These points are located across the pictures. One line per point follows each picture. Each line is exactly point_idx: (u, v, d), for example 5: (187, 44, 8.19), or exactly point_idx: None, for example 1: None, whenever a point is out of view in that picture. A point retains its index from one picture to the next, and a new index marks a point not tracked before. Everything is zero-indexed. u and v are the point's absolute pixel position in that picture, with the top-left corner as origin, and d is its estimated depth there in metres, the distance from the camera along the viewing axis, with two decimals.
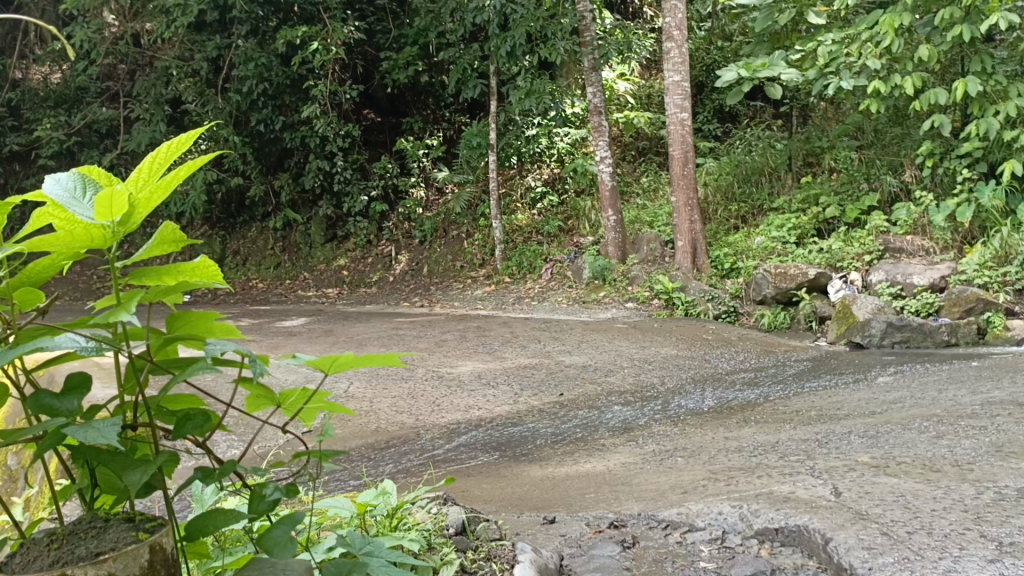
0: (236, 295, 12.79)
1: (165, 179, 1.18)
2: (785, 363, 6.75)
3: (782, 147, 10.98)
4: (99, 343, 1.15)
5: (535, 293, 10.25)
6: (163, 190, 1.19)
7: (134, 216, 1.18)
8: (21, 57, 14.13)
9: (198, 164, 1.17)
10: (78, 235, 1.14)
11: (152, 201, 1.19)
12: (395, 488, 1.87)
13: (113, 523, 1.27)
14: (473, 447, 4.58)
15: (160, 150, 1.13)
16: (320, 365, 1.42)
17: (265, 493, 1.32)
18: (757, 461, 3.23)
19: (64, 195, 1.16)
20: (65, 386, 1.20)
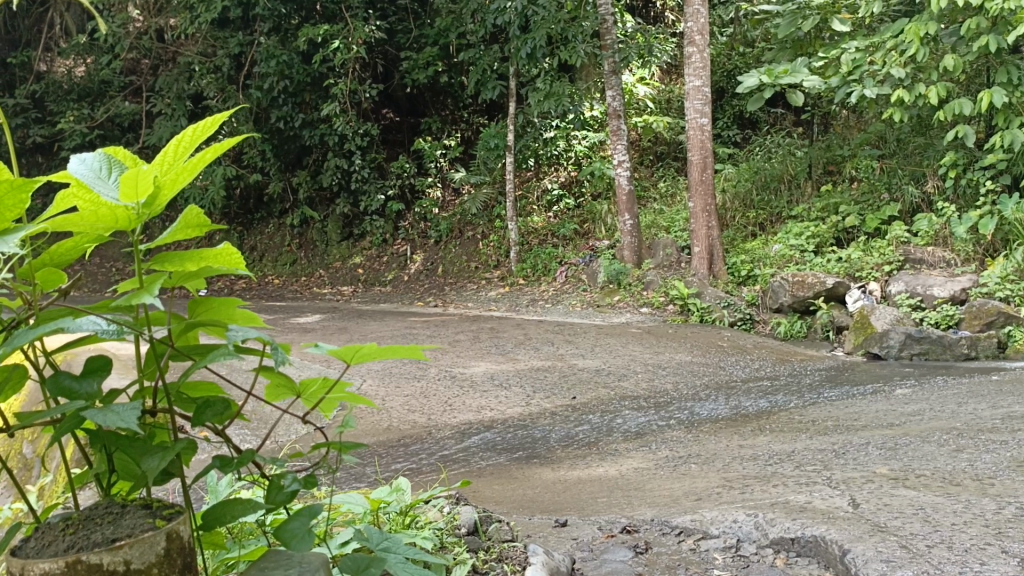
0: (251, 291, 12.84)
1: (190, 163, 1.17)
2: (801, 372, 6.70)
3: (802, 154, 10.90)
4: (120, 326, 1.15)
5: (550, 295, 10.23)
6: (188, 172, 1.18)
7: (158, 198, 1.18)
8: (47, 49, 14.29)
9: (222, 148, 1.16)
10: (102, 215, 1.15)
11: (177, 182, 1.19)
12: (409, 485, 1.88)
13: (129, 509, 1.26)
14: (485, 448, 4.56)
15: (185, 134, 1.12)
16: (341, 355, 1.42)
17: (284, 485, 1.31)
18: (772, 470, 3.20)
19: (89, 174, 1.15)
20: (85, 369, 1.20)
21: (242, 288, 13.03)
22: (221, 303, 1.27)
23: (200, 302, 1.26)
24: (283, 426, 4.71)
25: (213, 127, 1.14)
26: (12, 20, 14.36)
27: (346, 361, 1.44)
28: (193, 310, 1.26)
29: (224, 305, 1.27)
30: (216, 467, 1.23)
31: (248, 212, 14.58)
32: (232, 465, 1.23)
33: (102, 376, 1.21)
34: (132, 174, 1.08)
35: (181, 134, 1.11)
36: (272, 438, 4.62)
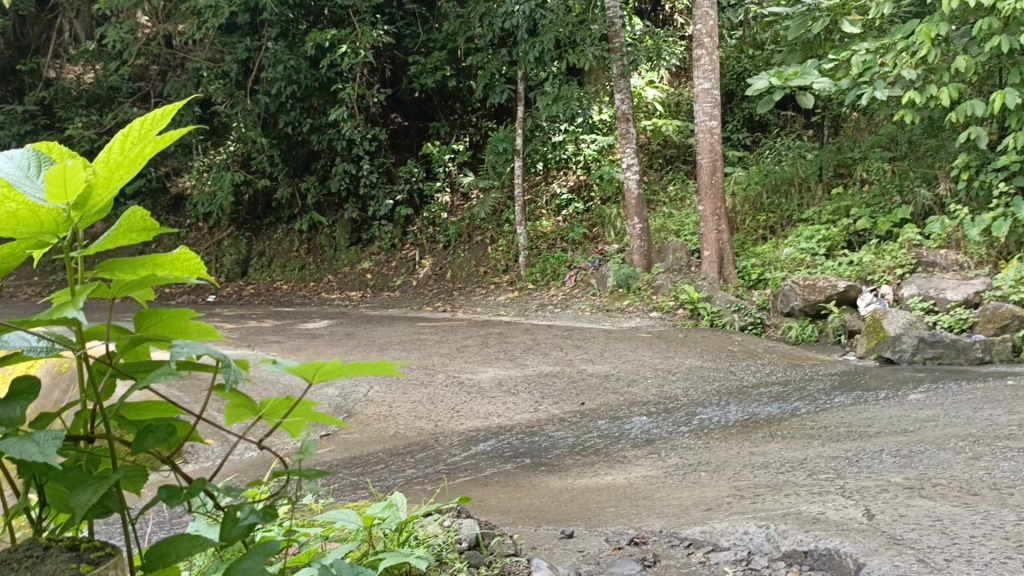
0: (260, 297, 12.84)
1: (129, 155, 1.07)
2: (813, 377, 6.60)
3: (812, 157, 10.82)
4: (51, 343, 1.09)
5: (559, 300, 10.16)
6: (127, 167, 1.10)
7: (92, 199, 1.09)
8: (58, 56, 14.40)
9: (169, 142, 1.09)
10: (23, 218, 1.05)
11: (114, 181, 1.10)
12: (405, 500, 1.76)
13: (52, 553, 1.15)
14: (491, 455, 4.49)
15: (133, 126, 1.03)
16: (304, 373, 1.27)
17: (240, 518, 1.17)
18: (785, 479, 3.12)
19: (15, 174, 1.06)
20: (12, 391, 1.07)
21: (250, 294, 13.03)
22: (170, 314, 1.16)
23: (148, 313, 1.15)
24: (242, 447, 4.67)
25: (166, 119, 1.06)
26: (22, 27, 14.44)
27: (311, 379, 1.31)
28: (140, 323, 1.15)
29: (176, 317, 1.16)
30: (161, 500, 1.08)
31: (256, 217, 14.47)
32: (180, 496, 1.09)
33: (31, 400, 1.09)
34: (59, 170, 1.00)
35: (130, 127, 1.03)
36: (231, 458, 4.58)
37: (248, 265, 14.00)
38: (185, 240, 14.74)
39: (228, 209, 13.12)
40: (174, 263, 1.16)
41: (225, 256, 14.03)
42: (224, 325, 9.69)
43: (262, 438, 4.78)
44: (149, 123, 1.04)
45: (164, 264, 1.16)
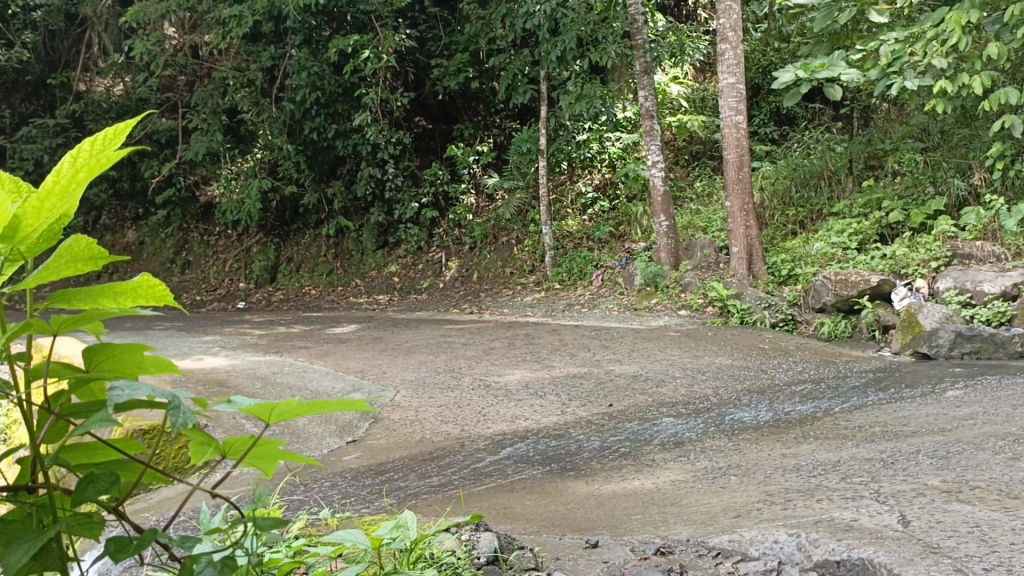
0: (289, 303, 12.92)
1: (61, 180, 0.99)
2: (847, 374, 6.46)
3: (842, 149, 10.64)
4: None
5: (586, 299, 10.09)
6: (59, 195, 1.01)
7: (19, 231, 1.01)
8: (87, 70, 14.67)
9: (110, 162, 1.02)
10: None
11: (44, 210, 1.02)
12: (414, 519, 1.75)
13: None
14: (517, 460, 4.45)
15: (80, 149, 0.97)
16: (260, 411, 1.18)
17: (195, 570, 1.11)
18: (817, 483, 3.04)
19: None
20: None
21: (279, 300, 13.12)
22: (123, 350, 1.09)
23: (97, 350, 1.09)
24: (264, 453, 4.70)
25: (114, 140, 1.00)
26: (52, 42, 14.68)
27: (270, 416, 1.22)
28: (90, 359, 1.08)
29: (128, 352, 1.09)
30: (108, 556, 1.02)
31: (284, 223, 14.47)
32: (129, 550, 1.03)
33: None
34: None
35: (70, 151, 0.96)
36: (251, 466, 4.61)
37: (277, 271, 14.07)
38: (214, 248, 14.75)
39: (256, 216, 13.26)
40: (134, 289, 1.10)
41: (255, 262, 14.12)
42: (254, 331, 9.76)
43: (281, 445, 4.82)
44: (96, 144, 0.98)
45: (123, 290, 1.09)
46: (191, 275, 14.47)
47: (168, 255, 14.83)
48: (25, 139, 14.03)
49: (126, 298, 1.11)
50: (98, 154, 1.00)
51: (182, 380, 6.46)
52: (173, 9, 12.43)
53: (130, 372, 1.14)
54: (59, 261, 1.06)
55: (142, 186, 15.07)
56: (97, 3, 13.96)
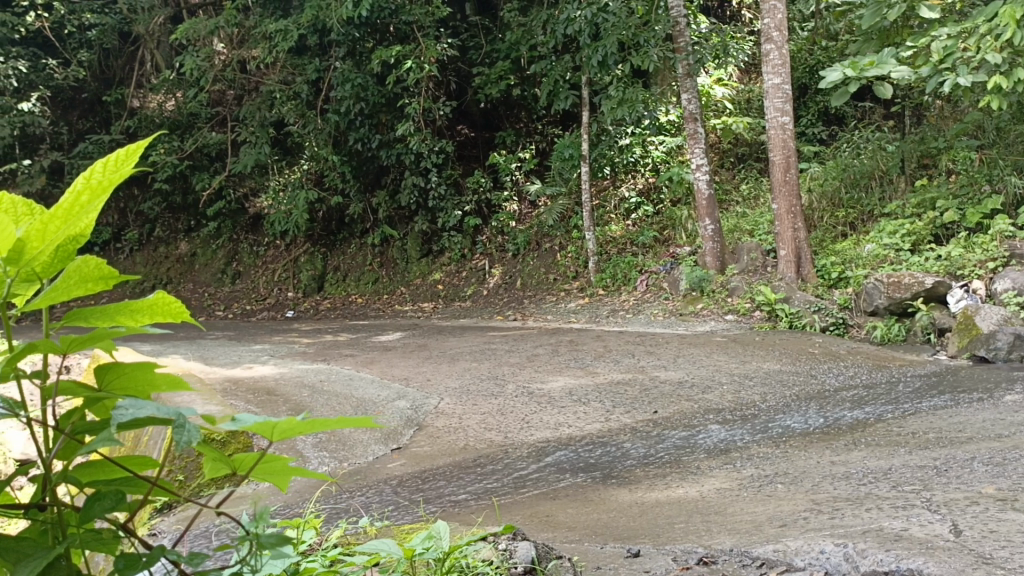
0: (336, 312, 13.08)
1: (66, 205, 0.99)
2: (899, 379, 6.29)
3: (893, 149, 10.39)
4: None
5: (631, 305, 10.02)
6: (63, 219, 1.01)
7: (24, 254, 1.01)
8: (140, 86, 15.12)
9: (116, 182, 1.03)
10: None
11: (49, 233, 1.02)
12: (445, 531, 1.73)
13: None
14: (561, 467, 4.42)
15: (95, 169, 0.98)
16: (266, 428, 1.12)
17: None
18: (866, 491, 2.95)
19: None
20: None
21: (326, 309, 13.29)
22: (134, 368, 1.05)
23: (110, 368, 1.05)
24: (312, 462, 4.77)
25: (125, 160, 1.01)
26: (106, 60, 15.14)
27: None
28: (102, 378, 1.04)
29: (139, 370, 1.05)
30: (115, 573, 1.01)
31: (330, 233, 14.60)
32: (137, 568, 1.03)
33: None
34: None
35: (82, 175, 0.97)
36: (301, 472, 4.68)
37: (324, 280, 14.22)
38: (263, 258, 14.97)
39: (303, 226, 13.48)
40: (149, 307, 1.09)
41: (302, 272, 14.31)
42: (301, 340, 9.91)
43: (328, 454, 4.89)
44: (115, 161, 0.99)
45: (138, 307, 1.08)
46: (241, 284, 14.76)
47: (219, 265, 15.14)
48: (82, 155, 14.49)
49: (141, 314, 1.10)
50: (106, 176, 1.01)
51: (233, 388, 6.60)
52: (222, 25, 12.72)
53: (144, 391, 1.10)
54: (69, 282, 1.06)
55: (193, 198, 15.43)
56: (150, 21, 14.38)
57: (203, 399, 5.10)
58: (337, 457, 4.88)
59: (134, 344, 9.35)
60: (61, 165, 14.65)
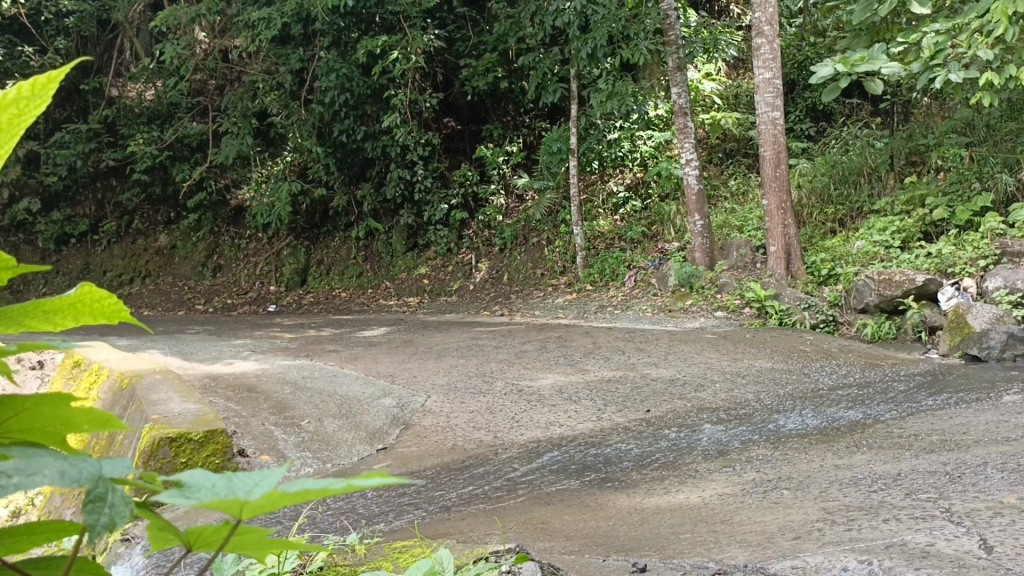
0: (319, 306, 12.85)
1: None
2: (895, 377, 6.18)
3: (882, 145, 10.33)
4: None
5: (619, 301, 9.89)
6: None
7: None
8: (119, 75, 14.84)
9: (20, 129, 0.66)
10: None
11: None
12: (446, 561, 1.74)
13: None
14: (554, 470, 4.27)
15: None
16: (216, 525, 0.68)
17: None
18: (879, 500, 2.84)
19: None
20: None
21: (308, 304, 13.05)
22: (37, 402, 0.69)
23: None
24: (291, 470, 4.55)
25: (37, 96, 0.64)
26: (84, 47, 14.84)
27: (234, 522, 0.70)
28: None
29: (47, 407, 0.70)
30: None
31: (314, 226, 14.35)
32: None
33: None
34: None
35: None
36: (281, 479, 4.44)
37: (307, 274, 13.92)
38: (245, 251, 14.69)
39: (286, 219, 13.28)
40: (70, 306, 0.72)
41: (284, 266, 14.02)
42: (284, 335, 9.70)
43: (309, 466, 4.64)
44: (22, 99, 0.63)
45: (53, 307, 0.71)
46: (222, 278, 14.47)
47: (198, 258, 14.81)
48: (59, 145, 14.21)
49: (62, 318, 0.73)
50: (5, 116, 0.65)
51: (212, 385, 6.39)
52: (203, 13, 12.43)
53: (54, 433, 0.74)
54: None
55: (173, 190, 15.13)
56: (129, 9, 14.09)
57: (182, 397, 4.90)
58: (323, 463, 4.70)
59: (110, 340, 9.08)
60: (37, 155, 14.34)
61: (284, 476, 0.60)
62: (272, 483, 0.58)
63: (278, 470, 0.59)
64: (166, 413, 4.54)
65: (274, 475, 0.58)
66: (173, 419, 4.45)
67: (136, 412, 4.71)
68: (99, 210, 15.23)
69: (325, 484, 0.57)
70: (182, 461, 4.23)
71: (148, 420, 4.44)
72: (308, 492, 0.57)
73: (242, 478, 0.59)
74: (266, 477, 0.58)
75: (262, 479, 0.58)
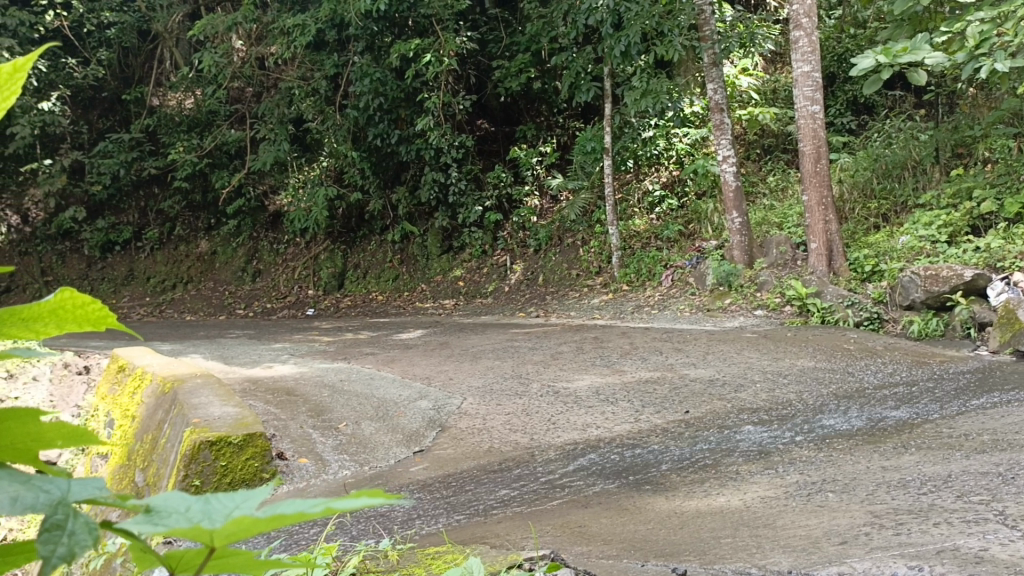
0: (356, 310, 12.91)
1: None
2: (943, 376, 5.99)
3: (926, 137, 10.06)
4: None
5: (656, 301, 9.77)
6: None
7: None
8: (159, 84, 15.14)
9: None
10: None
11: None
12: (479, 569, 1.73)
13: None
14: (591, 472, 4.21)
15: None
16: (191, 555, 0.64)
17: None
18: (929, 502, 2.74)
19: None
20: None
21: (346, 308, 13.12)
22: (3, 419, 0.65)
23: None
24: (321, 477, 4.54)
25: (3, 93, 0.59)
26: (125, 58, 15.17)
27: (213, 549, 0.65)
28: None
29: (14, 424, 0.66)
30: None
31: (351, 230, 14.42)
32: None
33: None
34: None
35: None
36: (312, 486, 4.43)
37: (344, 277, 14.00)
38: (284, 256, 14.81)
39: (323, 223, 13.39)
40: (50, 314, 0.67)
41: (322, 270, 14.13)
42: (321, 338, 9.77)
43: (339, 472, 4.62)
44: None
45: (32, 316, 0.67)
46: (262, 283, 14.62)
47: (238, 264, 15.00)
48: (102, 154, 14.51)
49: (43, 326, 0.69)
50: None
51: (252, 389, 6.45)
52: (239, 21, 12.58)
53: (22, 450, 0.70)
54: None
55: (213, 196, 15.36)
56: (167, 19, 14.35)
57: (222, 400, 4.95)
58: (358, 467, 4.70)
59: (153, 346, 9.24)
60: (82, 165, 14.69)
61: (268, 498, 0.56)
62: (252, 504, 0.55)
63: (260, 492, 0.56)
64: (206, 417, 4.57)
65: (254, 496, 0.55)
66: (213, 422, 4.50)
67: (177, 417, 4.77)
68: (142, 218, 15.56)
69: (304, 507, 0.52)
70: (220, 464, 4.27)
71: (188, 424, 4.48)
72: (286, 515, 0.52)
73: (223, 501, 0.56)
74: (248, 499, 0.55)
75: (242, 502, 0.55)
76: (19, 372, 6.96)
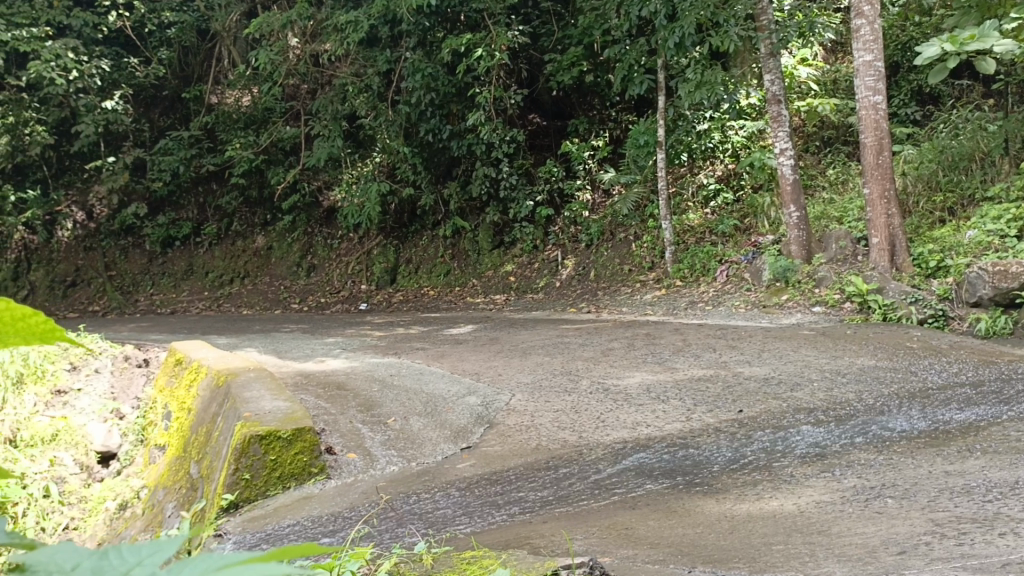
0: (408, 304, 12.98)
1: None
2: (1012, 376, 5.72)
3: (995, 128, 9.66)
4: None
5: (710, 296, 9.58)
6: None
7: None
8: (217, 83, 15.45)
9: None
10: None
11: None
12: None
13: None
14: (639, 472, 4.12)
15: None
16: None
17: None
18: (994, 511, 2.59)
19: None
20: None
21: (398, 302, 13.19)
22: None
23: None
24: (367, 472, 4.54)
25: None
26: (185, 58, 15.54)
27: None
28: None
29: None
30: None
31: (403, 225, 14.51)
32: None
33: None
34: None
35: None
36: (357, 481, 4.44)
37: (397, 272, 14.08)
38: (337, 251, 14.97)
39: (376, 218, 13.48)
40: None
41: (374, 265, 14.25)
42: (373, 333, 9.85)
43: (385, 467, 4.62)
44: None
45: None
46: (316, 277, 14.76)
47: (293, 258, 15.21)
48: (163, 152, 14.90)
49: None
50: None
51: (303, 383, 6.52)
52: (294, 18, 12.66)
53: None
54: None
55: (270, 192, 15.63)
56: (225, 18, 14.61)
57: (273, 394, 5.00)
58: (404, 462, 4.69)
59: (211, 339, 9.43)
60: (144, 162, 15.11)
61: (175, 551, 0.49)
62: (155, 561, 0.48)
63: (168, 543, 0.49)
64: (257, 411, 4.62)
65: (160, 550, 0.48)
66: (264, 416, 4.54)
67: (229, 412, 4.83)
68: (201, 214, 15.95)
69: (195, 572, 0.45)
70: (269, 458, 4.31)
71: (240, 417, 4.53)
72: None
73: (121, 555, 0.50)
74: (153, 552, 0.49)
75: (146, 555, 0.49)
76: (81, 364, 7.20)
